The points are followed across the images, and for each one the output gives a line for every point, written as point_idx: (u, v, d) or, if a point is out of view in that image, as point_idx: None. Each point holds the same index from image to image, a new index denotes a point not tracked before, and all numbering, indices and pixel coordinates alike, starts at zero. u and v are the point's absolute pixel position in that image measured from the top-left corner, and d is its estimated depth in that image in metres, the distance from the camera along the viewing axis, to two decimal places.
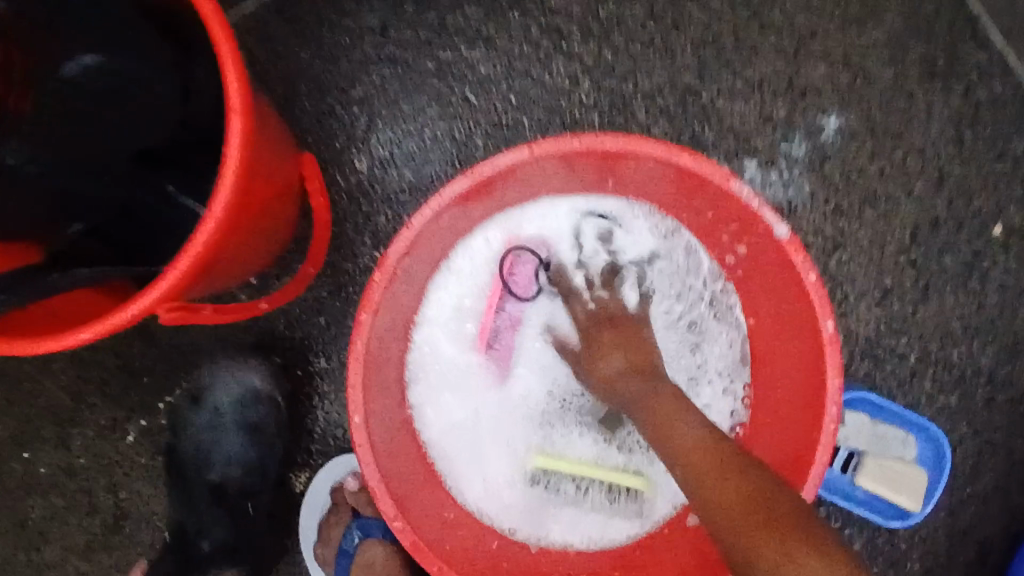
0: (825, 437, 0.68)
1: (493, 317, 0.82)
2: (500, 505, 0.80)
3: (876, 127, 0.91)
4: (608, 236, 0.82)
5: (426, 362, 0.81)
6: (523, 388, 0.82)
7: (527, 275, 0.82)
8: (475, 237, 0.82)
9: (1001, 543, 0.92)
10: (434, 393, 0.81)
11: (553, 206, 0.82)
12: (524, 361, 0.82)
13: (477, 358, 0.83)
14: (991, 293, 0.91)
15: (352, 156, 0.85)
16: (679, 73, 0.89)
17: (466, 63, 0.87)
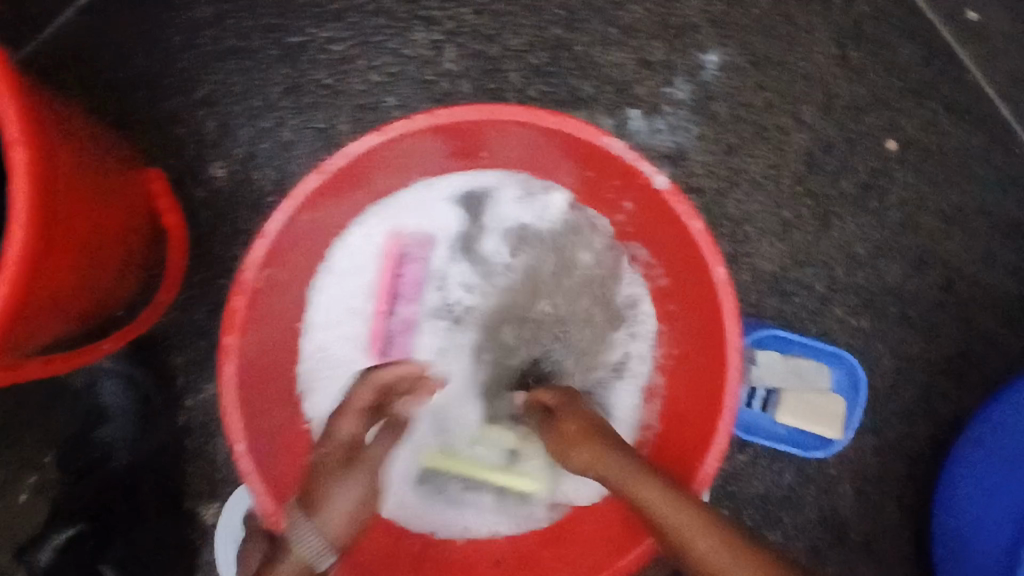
0: (730, 387, 0.66)
1: (383, 320, 0.78)
2: (418, 506, 0.77)
3: (758, 57, 0.87)
4: (490, 219, 0.80)
5: (318, 371, 0.77)
6: (424, 384, 0.78)
7: (416, 270, 0.79)
8: (351, 236, 0.78)
9: (933, 456, 0.92)
10: (331, 402, 0.77)
11: (430, 194, 0.79)
12: (425, 358, 0.79)
13: (373, 362, 0.78)
14: (891, 209, 0.90)
15: (208, 164, 0.80)
16: (548, 28, 0.84)
17: (317, 46, 0.81)
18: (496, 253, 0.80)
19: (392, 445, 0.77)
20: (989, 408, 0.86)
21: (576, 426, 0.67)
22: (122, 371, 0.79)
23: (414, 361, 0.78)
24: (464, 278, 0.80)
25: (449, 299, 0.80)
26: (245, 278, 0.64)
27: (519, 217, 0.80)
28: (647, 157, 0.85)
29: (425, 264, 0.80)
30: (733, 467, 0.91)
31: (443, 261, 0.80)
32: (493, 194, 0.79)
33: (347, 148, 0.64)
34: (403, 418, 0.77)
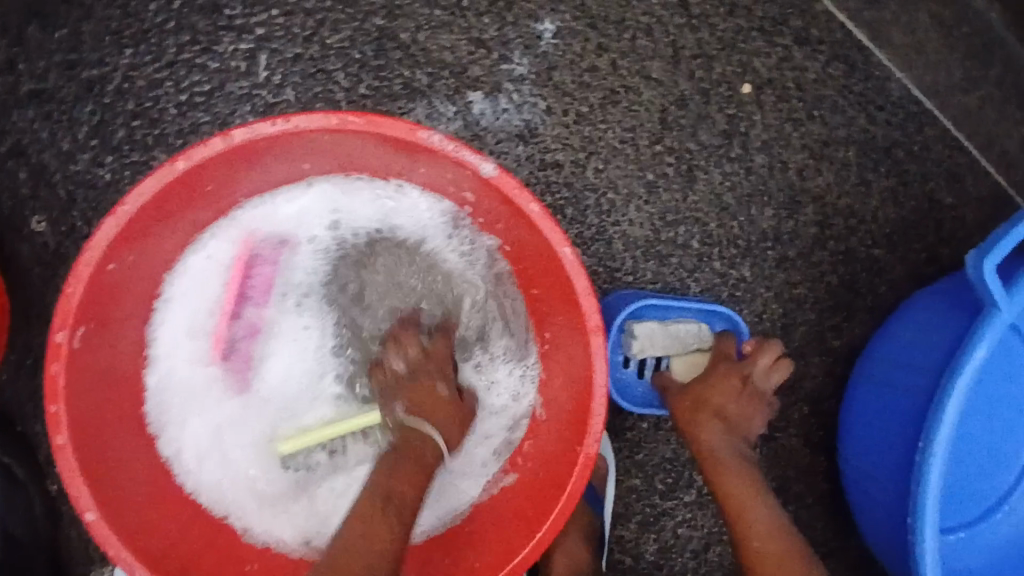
0: (598, 362, 0.65)
1: (228, 326, 0.75)
2: (280, 519, 0.72)
3: (595, 18, 0.84)
4: (348, 216, 0.75)
5: (171, 391, 0.72)
6: (273, 388, 0.75)
7: (267, 272, 0.76)
8: (201, 247, 0.71)
9: (833, 391, 0.92)
10: (182, 416, 0.72)
11: (287, 197, 0.73)
12: (275, 362, 0.76)
13: (223, 371, 0.75)
14: (756, 154, 0.89)
15: (27, 217, 0.75)
16: (369, 19, 0.79)
17: (121, 74, 0.76)
18: (354, 251, 0.77)
19: (234, 452, 0.73)
20: (878, 340, 0.84)
21: (729, 387, 0.79)
22: None
23: (259, 366, 0.75)
24: (313, 278, 0.77)
25: (307, 300, 0.77)
26: (58, 343, 0.59)
27: (376, 216, 0.75)
28: (496, 140, 0.82)
29: (279, 265, 0.76)
30: (637, 436, 0.89)
31: (302, 262, 0.76)
32: (352, 192, 0.74)
33: (140, 184, 0.58)
34: (246, 422, 0.74)
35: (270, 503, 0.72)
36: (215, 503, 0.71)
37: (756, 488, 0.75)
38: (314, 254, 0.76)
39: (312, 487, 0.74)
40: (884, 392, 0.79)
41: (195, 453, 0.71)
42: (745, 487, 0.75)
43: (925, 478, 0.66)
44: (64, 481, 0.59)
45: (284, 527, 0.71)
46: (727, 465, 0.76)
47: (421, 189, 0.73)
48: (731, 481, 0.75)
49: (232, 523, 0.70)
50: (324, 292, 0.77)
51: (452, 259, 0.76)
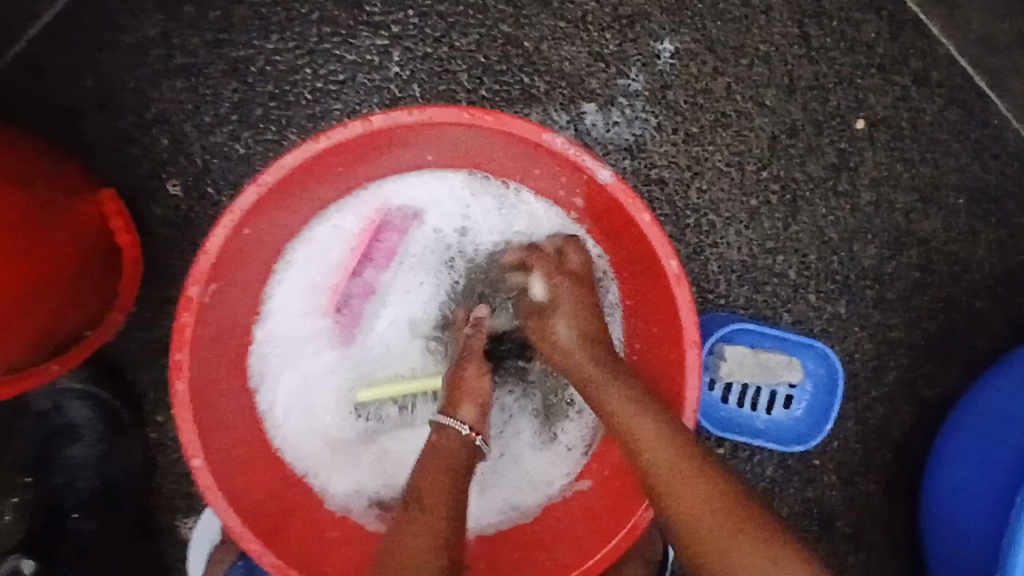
0: (691, 378, 0.65)
1: (346, 282, 0.77)
2: (352, 485, 0.75)
3: (714, 43, 0.85)
4: (473, 198, 0.77)
5: (280, 337, 0.75)
6: (371, 347, 0.77)
7: (395, 240, 0.77)
8: (334, 210, 0.75)
9: (918, 440, 0.89)
10: (284, 363, 0.75)
11: (423, 175, 0.75)
12: (379, 325, 0.77)
13: (332, 325, 0.77)
14: (863, 191, 0.88)
15: (163, 181, 0.80)
16: (497, 26, 0.83)
17: (263, 56, 0.81)
18: (475, 235, 0.77)
19: (323, 404, 0.76)
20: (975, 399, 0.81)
21: (562, 310, 0.67)
22: (88, 392, 0.78)
23: (367, 326, 0.77)
24: (426, 251, 0.78)
25: (423, 274, 0.78)
26: (191, 297, 0.63)
27: (489, 206, 0.77)
28: (605, 151, 0.84)
29: (405, 235, 0.77)
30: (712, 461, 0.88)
31: (426, 236, 0.78)
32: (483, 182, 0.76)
33: (280, 159, 0.63)
34: (342, 378, 0.77)
35: (347, 463, 0.76)
36: (297, 460, 0.74)
37: (767, 539, 0.58)
38: (438, 232, 0.78)
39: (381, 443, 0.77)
40: (982, 446, 0.76)
41: (291, 407, 0.75)
42: (743, 537, 0.58)
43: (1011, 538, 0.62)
44: (178, 426, 0.64)
45: (348, 486, 0.75)
46: (729, 506, 0.59)
47: (530, 188, 0.75)
48: (646, 452, 0.61)
49: (311, 483, 0.74)
50: (434, 267, 0.78)
51: None
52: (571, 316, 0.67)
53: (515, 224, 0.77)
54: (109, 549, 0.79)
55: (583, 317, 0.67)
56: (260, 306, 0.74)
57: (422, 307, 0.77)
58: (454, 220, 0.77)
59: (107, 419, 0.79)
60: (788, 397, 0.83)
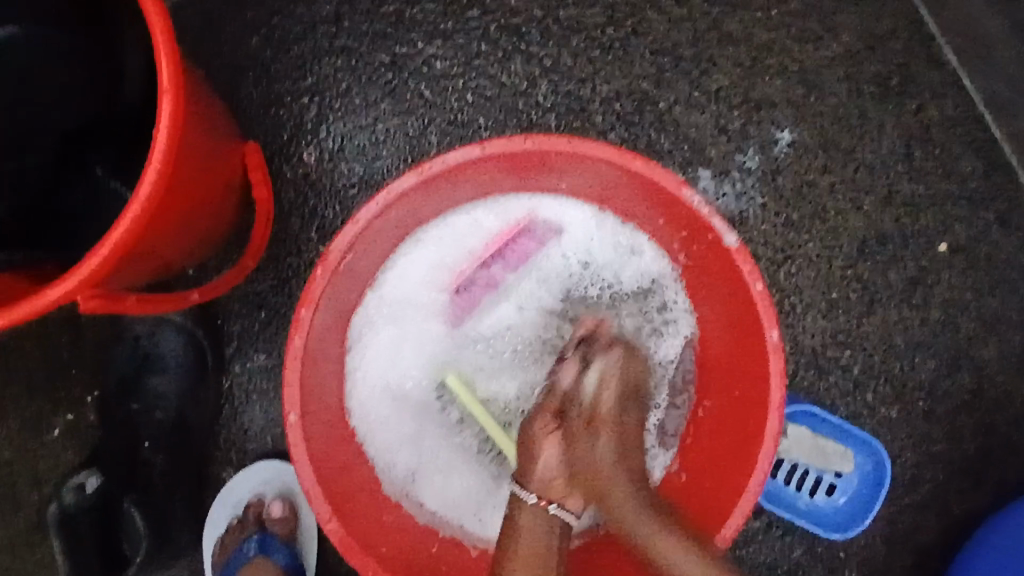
0: (768, 445, 0.68)
1: (473, 268, 0.81)
2: (403, 467, 0.78)
3: (827, 143, 0.92)
4: (610, 237, 0.82)
5: (395, 300, 0.79)
6: (468, 338, 0.81)
7: (529, 247, 0.82)
8: (483, 207, 0.79)
9: (939, 554, 0.93)
10: (389, 326, 0.79)
11: (574, 202, 0.80)
12: (484, 317, 0.82)
13: (446, 303, 0.81)
14: (934, 308, 0.93)
15: (300, 148, 0.84)
16: (638, 82, 0.89)
17: (422, 57, 0.86)
18: (595, 270, 0.83)
19: (408, 373, 0.80)
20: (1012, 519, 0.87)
21: (606, 426, 0.71)
22: (183, 327, 0.81)
23: (474, 315, 0.81)
24: (551, 272, 0.83)
25: (540, 287, 0.83)
26: (330, 259, 0.66)
27: (612, 244, 0.82)
28: None
29: (542, 247, 0.82)
30: (746, 532, 0.90)
31: (557, 255, 0.83)
32: (623, 230, 0.81)
33: (445, 154, 0.67)
34: (434, 355, 0.81)
35: (404, 443, 0.78)
36: (363, 426, 0.77)
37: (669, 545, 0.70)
38: (567, 255, 0.83)
39: (429, 441, 0.80)
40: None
41: (377, 371, 0.79)
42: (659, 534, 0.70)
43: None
44: (285, 378, 0.66)
45: (398, 465, 0.78)
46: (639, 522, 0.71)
47: (649, 237, 0.80)
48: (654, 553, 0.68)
49: (369, 453, 0.76)
50: (549, 289, 0.83)
51: (654, 319, 0.82)
52: (615, 434, 0.71)
53: (632, 273, 0.82)
54: (154, 484, 0.79)
55: (623, 436, 0.72)
56: (380, 271, 0.77)
57: (521, 319, 0.82)
58: (581, 248, 0.82)
59: (190, 358, 0.81)
60: (831, 485, 0.87)
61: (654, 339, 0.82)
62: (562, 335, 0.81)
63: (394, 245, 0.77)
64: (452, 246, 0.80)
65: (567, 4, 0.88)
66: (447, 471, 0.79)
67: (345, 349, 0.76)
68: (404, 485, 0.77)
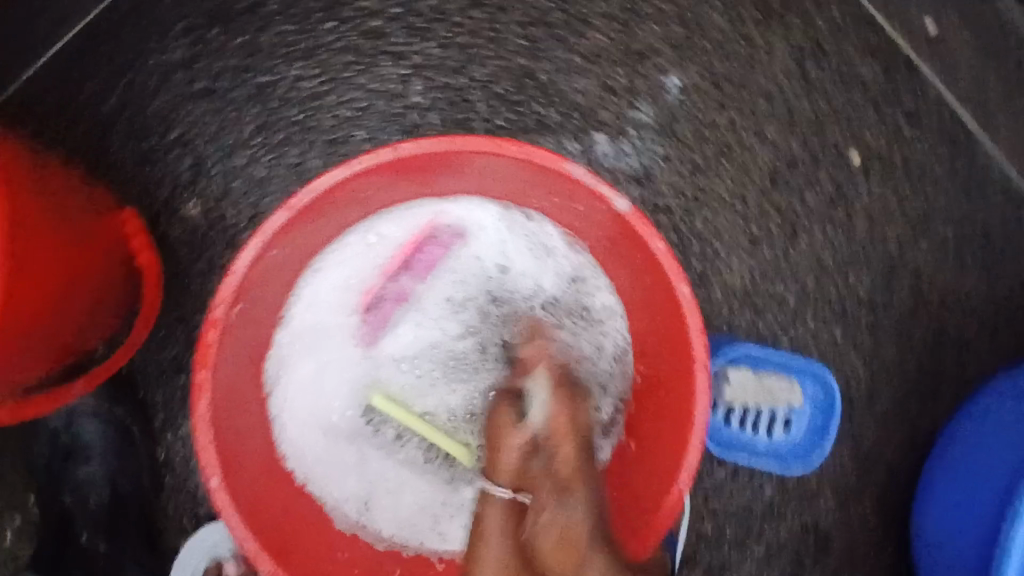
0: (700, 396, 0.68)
1: (380, 285, 0.79)
2: (350, 497, 0.77)
3: (718, 78, 0.89)
4: (515, 228, 0.80)
5: (305, 335, 0.76)
6: (388, 356, 0.79)
7: (435, 254, 0.80)
8: (378, 223, 0.77)
9: (910, 462, 0.93)
10: (304, 362, 0.77)
11: (474, 202, 0.78)
12: (402, 332, 0.79)
13: (360, 326, 0.79)
14: (859, 222, 0.92)
15: (184, 201, 0.81)
16: (513, 57, 0.86)
17: (287, 82, 0.83)
18: (508, 265, 0.81)
19: (335, 403, 0.78)
20: (939, 462, 0.87)
21: (576, 479, 0.67)
22: (103, 409, 0.79)
23: (391, 332, 0.79)
24: (463, 275, 0.81)
25: (455, 290, 0.81)
26: (217, 317, 0.65)
27: (519, 236, 0.80)
28: (614, 180, 0.87)
29: (447, 251, 0.81)
30: (712, 482, 0.91)
31: (465, 256, 0.81)
32: (526, 219, 0.79)
33: (312, 183, 0.65)
34: (358, 381, 0.79)
35: (347, 473, 0.78)
36: (299, 467, 0.76)
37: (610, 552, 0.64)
38: (475, 255, 0.81)
39: (372, 463, 0.79)
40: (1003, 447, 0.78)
41: (302, 407, 0.77)
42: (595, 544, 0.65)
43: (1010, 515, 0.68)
44: (197, 442, 0.64)
45: (346, 496, 0.77)
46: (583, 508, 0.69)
47: (554, 221, 0.79)
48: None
49: (310, 490, 0.75)
50: (466, 292, 0.81)
51: (576, 302, 0.81)
52: (586, 483, 0.67)
53: (546, 263, 0.81)
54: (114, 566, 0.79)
55: (593, 473, 0.68)
56: (283, 310, 0.75)
57: (441, 328, 0.80)
58: (489, 245, 0.81)
59: (119, 437, 0.80)
60: (786, 420, 0.85)
61: (578, 321, 0.81)
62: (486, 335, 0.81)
63: (292, 279, 0.74)
64: (354, 268, 0.78)
65: None
66: (396, 490, 0.79)
67: (263, 396, 0.74)
68: (355, 516, 0.76)
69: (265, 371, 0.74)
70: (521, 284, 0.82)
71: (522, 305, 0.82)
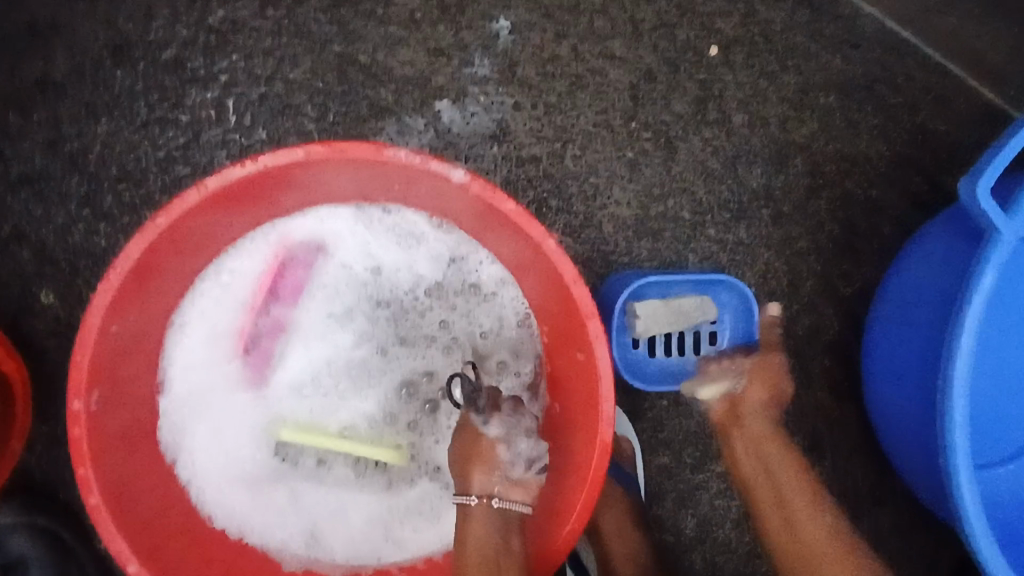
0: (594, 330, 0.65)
1: (253, 321, 0.75)
2: (292, 536, 0.73)
3: (548, 8, 0.85)
4: (374, 226, 0.76)
5: (190, 394, 0.73)
6: (285, 388, 0.76)
7: (301, 275, 0.77)
8: (230, 261, 0.74)
9: (850, 337, 0.90)
10: (198, 421, 0.73)
11: (321, 210, 0.75)
12: (291, 361, 0.77)
13: (245, 368, 0.76)
14: (735, 114, 0.88)
15: (35, 293, 0.78)
16: (328, 48, 0.81)
17: (103, 141, 0.79)
18: (380, 264, 0.78)
19: (243, 452, 0.75)
20: (870, 357, 0.84)
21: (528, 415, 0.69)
22: (18, 524, 0.76)
23: (279, 365, 0.76)
24: (337, 286, 0.78)
25: (333, 304, 0.78)
26: (77, 411, 0.60)
27: (380, 232, 0.77)
28: (469, 144, 0.83)
29: (312, 268, 0.77)
30: (659, 415, 0.88)
31: (333, 267, 0.77)
32: (381, 213, 0.76)
33: (125, 249, 0.60)
34: (262, 421, 0.76)
35: (282, 514, 0.74)
36: (230, 523, 0.72)
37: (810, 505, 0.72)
38: (344, 264, 0.78)
39: (304, 497, 0.75)
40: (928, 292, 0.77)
41: (211, 465, 0.73)
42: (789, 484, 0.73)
43: (949, 377, 0.66)
44: (104, 536, 0.60)
45: (289, 536, 0.73)
46: (776, 493, 0.73)
47: (409, 206, 0.75)
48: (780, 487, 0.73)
49: (248, 542, 0.72)
50: (346, 302, 0.78)
51: (460, 281, 0.78)
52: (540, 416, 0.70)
53: (418, 251, 0.77)
54: None
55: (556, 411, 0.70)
56: (158, 376, 0.72)
57: (330, 346, 0.77)
58: (353, 250, 0.77)
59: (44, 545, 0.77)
60: (711, 334, 0.83)
61: (468, 299, 0.78)
62: (378, 339, 0.78)
63: (156, 344, 0.71)
64: (219, 313, 0.74)
65: (213, 9, 0.81)
66: (340, 512, 0.75)
67: (167, 466, 0.71)
68: (305, 553, 0.73)
69: (157, 443, 0.71)
70: (400, 279, 0.78)
71: (406, 299, 0.79)
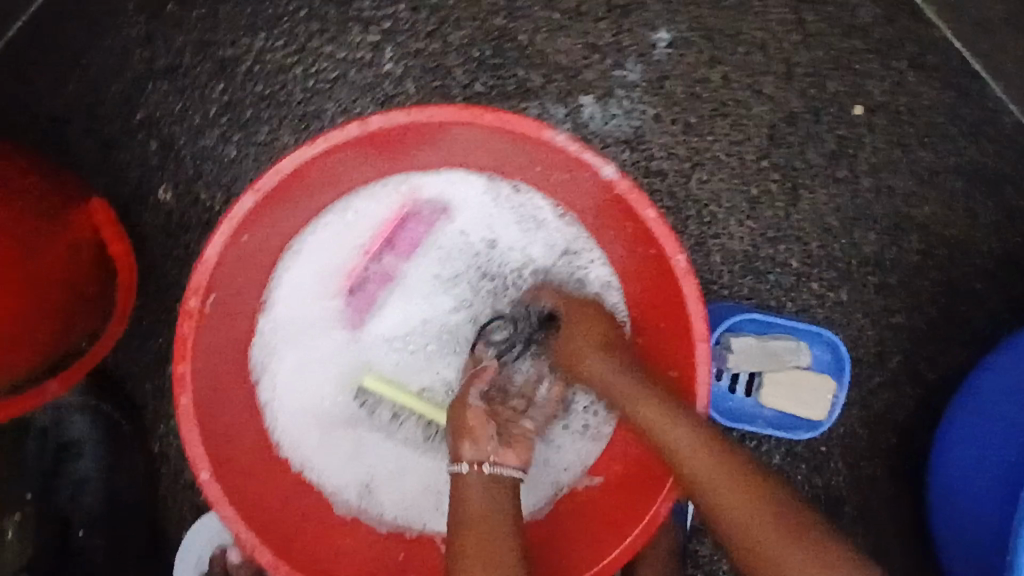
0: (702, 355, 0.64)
1: (365, 263, 0.76)
2: (349, 481, 0.73)
3: (710, 32, 0.85)
4: (500, 200, 0.76)
5: (287, 319, 0.74)
6: (377, 336, 0.77)
7: (419, 231, 0.77)
8: (359, 200, 0.74)
9: (924, 422, 0.89)
10: (290, 347, 0.74)
11: (456, 172, 0.75)
12: (389, 311, 0.77)
13: (345, 308, 0.76)
14: (863, 177, 0.88)
15: (154, 185, 0.78)
16: (491, 19, 0.82)
17: (254, 56, 0.80)
18: (496, 239, 0.78)
19: (324, 389, 0.75)
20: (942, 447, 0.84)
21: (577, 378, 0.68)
22: (86, 406, 0.77)
23: (378, 313, 0.77)
24: (450, 251, 0.78)
25: (442, 266, 0.78)
26: (191, 309, 0.61)
27: (505, 207, 0.77)
28: (603, 144, 0.83)
29: (431, 228, 0.77)
30: None
31: (450, 231, 0.77)
32: (511, 189, 0.75)
33: (278, 164, 0.61)
34: (348, 364, 0.76)
35: (345, 458, 0.74)
36: (295, 454, 0.72)
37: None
38: (461, 229, 0.78)
39: (369, 446, 0.75)
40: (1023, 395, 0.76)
41: (292, 393, 0.74)
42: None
43: None
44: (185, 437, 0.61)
45: (346, 481, 0.73)
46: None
47: (540, 190, 0.75)
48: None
49: (307, 477, 0.72)
50: (455, 268, 0.78)
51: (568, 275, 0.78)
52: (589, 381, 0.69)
53: (536, 235, 0.78)
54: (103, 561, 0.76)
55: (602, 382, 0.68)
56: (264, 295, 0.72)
57: (428, 306, 0.77)
58: (474, 218, 0.77)
59: (103, 431, 0.77)
60: None
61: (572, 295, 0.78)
62: (476, 311, 0.78)
63: (269, 264, 0.71)
64: (336, 248, 0.75)
65: None
66: (399, 469, 0.75)
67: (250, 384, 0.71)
68: (356, 501, 0.73)
69: (247, 360, 0.71)
70: (512, 257, 0.78)
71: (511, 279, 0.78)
